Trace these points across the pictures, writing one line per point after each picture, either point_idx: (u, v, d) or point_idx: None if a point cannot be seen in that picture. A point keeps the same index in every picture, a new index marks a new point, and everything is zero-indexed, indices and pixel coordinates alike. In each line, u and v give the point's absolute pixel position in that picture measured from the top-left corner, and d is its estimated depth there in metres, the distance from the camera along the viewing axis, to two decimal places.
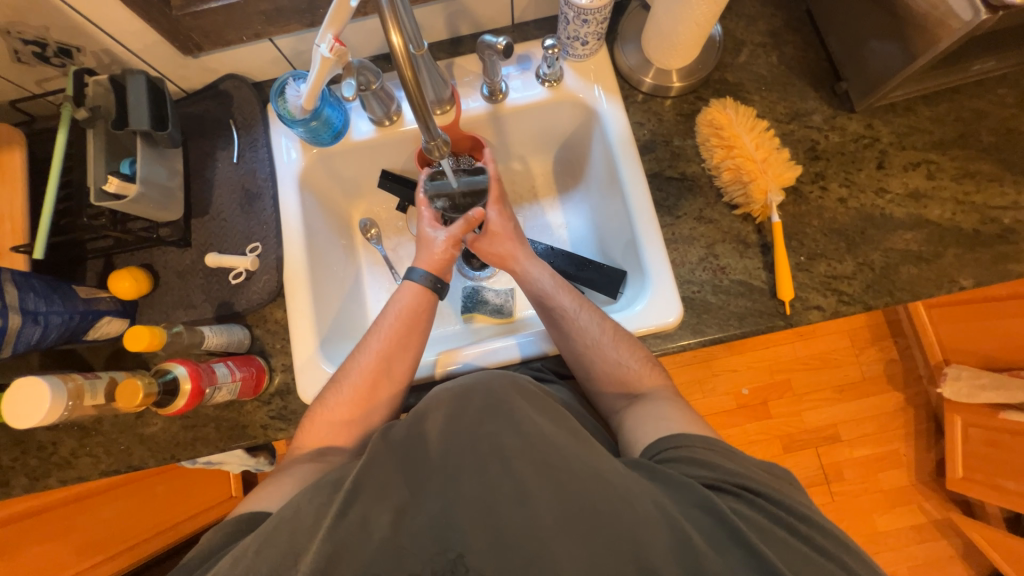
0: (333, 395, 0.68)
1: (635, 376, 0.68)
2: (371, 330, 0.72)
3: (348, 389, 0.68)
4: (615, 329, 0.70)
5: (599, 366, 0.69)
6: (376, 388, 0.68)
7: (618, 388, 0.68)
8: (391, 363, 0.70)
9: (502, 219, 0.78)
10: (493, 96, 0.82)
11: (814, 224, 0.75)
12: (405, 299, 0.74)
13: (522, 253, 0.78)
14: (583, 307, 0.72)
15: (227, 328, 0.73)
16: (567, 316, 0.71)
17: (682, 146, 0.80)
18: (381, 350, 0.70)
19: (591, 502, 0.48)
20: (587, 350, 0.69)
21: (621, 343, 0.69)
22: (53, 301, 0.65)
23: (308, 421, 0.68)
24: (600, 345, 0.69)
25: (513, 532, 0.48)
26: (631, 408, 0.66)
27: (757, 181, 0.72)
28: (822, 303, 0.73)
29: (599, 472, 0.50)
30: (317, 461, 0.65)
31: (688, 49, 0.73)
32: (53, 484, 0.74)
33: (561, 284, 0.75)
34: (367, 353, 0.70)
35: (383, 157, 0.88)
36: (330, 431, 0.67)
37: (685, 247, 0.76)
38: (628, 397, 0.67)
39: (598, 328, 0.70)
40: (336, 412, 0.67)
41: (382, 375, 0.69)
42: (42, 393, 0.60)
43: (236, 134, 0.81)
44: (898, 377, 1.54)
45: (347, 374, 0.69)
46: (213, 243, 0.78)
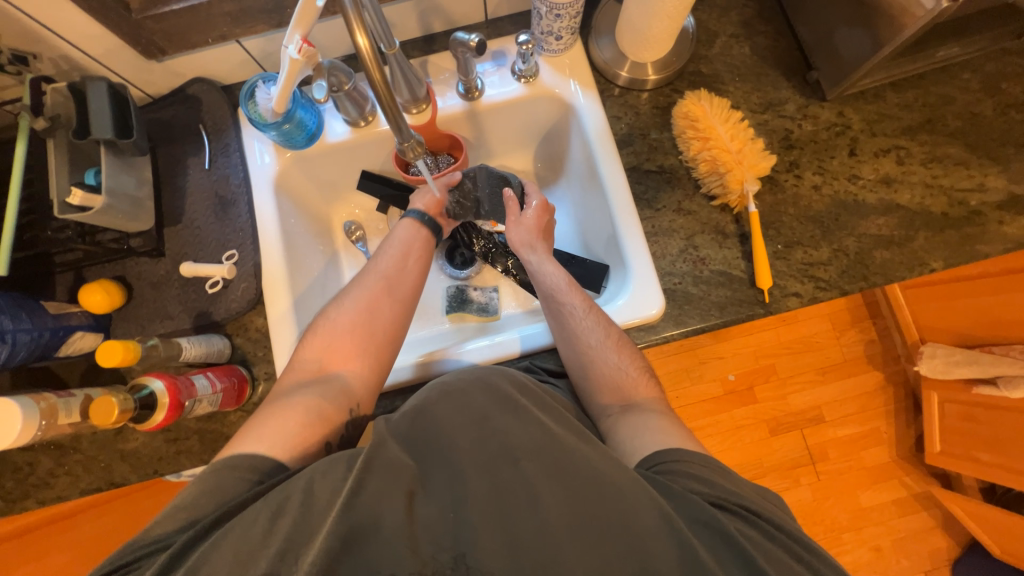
0: (337, 316, 0.68)
1: (631, 384, 0.67)
2: (374, 257, 0.74)
3: (351, 310, 0.68)
4: (619, 338, 0.69)
5: (599, 370, 0.67)
6: (379, 309, 0.68)
7: (613, 394, 0.67)
8: (394, 290, 0.71)
9: (536, 214, 0.78)
10: (470, 94, 0.81)
11: (790, 212, 0.77)
12: (405, 233, 0.76)
13: (542, 246, 0.77)
14: (591, 310, 0.71)
15: (206, 338, 0.72)
16: (574, 316, 0.70)
17: (659, 139, 0.80)
18: (386, 274, 0.71)
19: (602, 508, 0.48)
20: (589, 351, 0.68)
21: (621, 348, 0.69)
22: (21, 319, 0.63)
23: (309, 341, 0.66)
24: (602, 348, 0.68)
25: (524, 531, 0.48)
26: (623, 415, 0.64)
27: (733, 172, 0.73)
28: (800, 290, 0.74)
29: (610, 478, 0.50)
30: (321, 382, 0.62)
31: (661, 41, 0.74)
32: (31, 505, 0.72)
33: (572, 282, 0.74)
34: (372, 279, 0.71)
35: (360, 158, 0.86)
36: (335, 348, 0.65)
37: (665, 240, 0.77)
38: (621, 404, 0.66)
39: (603, 331, 0.69)
40: (338, 328, 0.66)
41: (384, 299, 0.69)
42: (13, 414, 0.58)
43: (207, 139, 0.79)
44: (877, 358, 1.58)
45: (351, 293, 0.70)
46: (187, 252, 0.76)
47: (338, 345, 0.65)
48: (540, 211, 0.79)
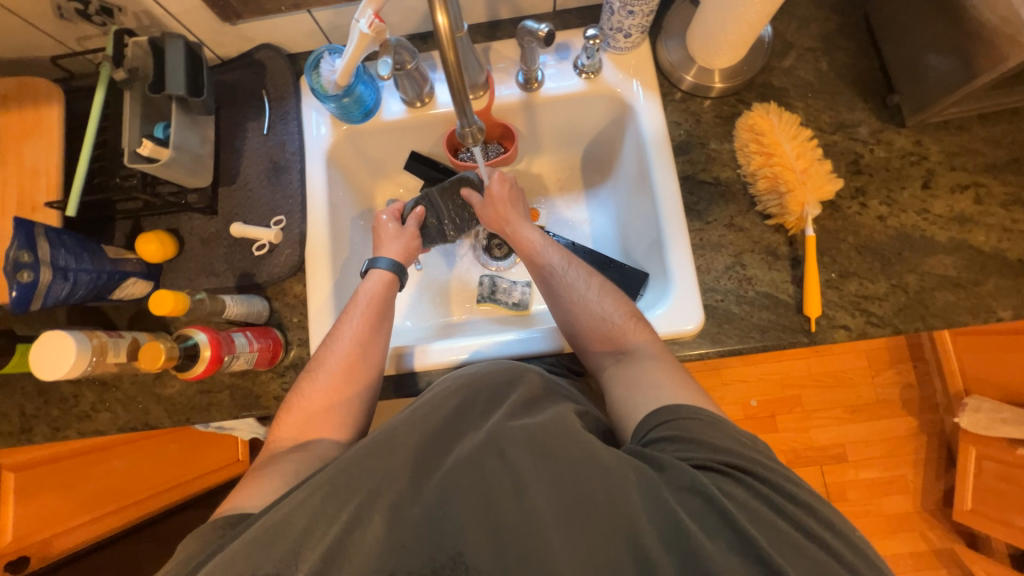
0: (310, 384, 0.67)
1: (622, 332, 0.66)
2: (340, 320, 0.71)
3: (322, 380, 0.66)
4: (602, 285, 0.70)
5: (585, 321, 0.67)
6: (350, 373, 0.67)
7: (605, 345, 0.66)
8: (365, 351, 0.69)
9: (501, 185, 0.78)
10: (529, 84, 0.80)
11: (848, 241, 0.73)
12: (373, 288, 0.73)
13: (513, 215, 0.77)
14: (571, 264, 0.73)
15: (247, 298, 0.74)
16: (556, 274, 0.72)
17: (718, 150, 0.78)
18: (356, 337, 0.69)
19: (590, 497, 0.47)
20: (574, 305, 0.69)
21: (606, 297, 0.68)
22: (84, 259, 0.66)
23: (286, 412, 0.66)
24: (586, 301, 0.68)
25: (511, 524, 0.46)
26: (617, 367, 0.63)
27: (794, 193, 0.69)
28: (850, 323, 0.71)
29: (596, 458, 0.49)
30: (301, 452, 0.62)
31: (735, 48, 0.71)
32: (72, 435, 0.76)
33: (551, 241, 0.76)
34: (343, 341, 0.68)
35: (411, 138, 0.87)
36: (308, 421, 0.64)
37: (712, 254, 0.75)
38: (615, 354, 0.65)
39: (584, 284, 0.70)
40: (312, 402, 0.65)
41: (356, 363, 0.67)
42: (68, 347, 0.61)
43: (268, 105, 0.81)
44: (914, 403, 1.50)
45: (320, 363, 0.68)
46: (239, 214, 0.78)
47: (314, 416, 0.65)
48: (501, 182, 0.78)
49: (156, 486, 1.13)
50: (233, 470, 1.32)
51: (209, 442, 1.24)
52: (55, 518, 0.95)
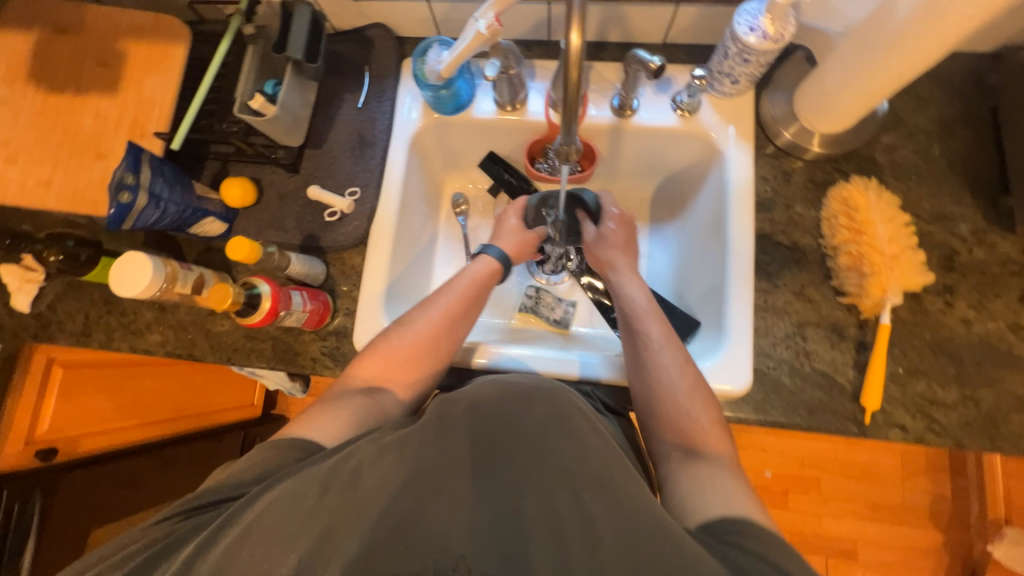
0: (394, 339, 0.67)
1: (700, 434, 0.61)
2: (440, 288, 0.72)
3: (409, 338, 0.67)
4: (696, 379, 0.65)
5: (667, 410, 0.63)
6: (437, 341, 0.68)
7: (678, 438, 0.62)
8: (453, 326, 0.70)
9: (616, 229, 0.79)
10: (622, 110, 0.79)
11: (924, 338, 0.69)
12: (479, 271, 0.74)
13: (624, 263, 0.76)
14: (670, 342, 0.68)
15: (310, 259, 0.76)
16: (649, 344, 0.68)
17: (803, 215, 0.75)
18: (450, 308, 0.70)
19: (659, 573, 0.42)
20: (660, 387, 0.65)
21: (697, 394, 0.64)
22: (175, 190, 0.70)
23: (365, 355, 0.68)
24: (673, 389, 0.64)
25: (578, 571, 0.43)
26: (684, 464, 0.59)
27: (878, 277, 0.66)
28: (907, 423, 0.66)
29: (671, 528, 0.44)
30: (368, 397, 0.64)
31: (845, 116, 0.68)
32: (123, 348, 0.81)
33: (654, 309, 0.72)
34: (433, 318, 0.69)
35: (493, 139, 0.88)
36: (385, 370, 0.66)
37: (774, 319, 0.72)
38: (685, 451, 0.61)
39: (678, 370, 0.65)
40: (394, 355, 0.67)
41: (443, 334, 0.68)
42: (145, 269, 0.65)
43: (368, 81, 0.84)
44: (944, 519, 1.40)
45: (412, 322, 0.69)
46: (318, 177, 0.81)
47: (393, 366, 0.66)
48: (619, 225, 0.79)
49: (175, 410, 1.17)
50: (245, 413, 1.37)
51: (230, 381, 1.30)
52: (89, 419, 1.01)
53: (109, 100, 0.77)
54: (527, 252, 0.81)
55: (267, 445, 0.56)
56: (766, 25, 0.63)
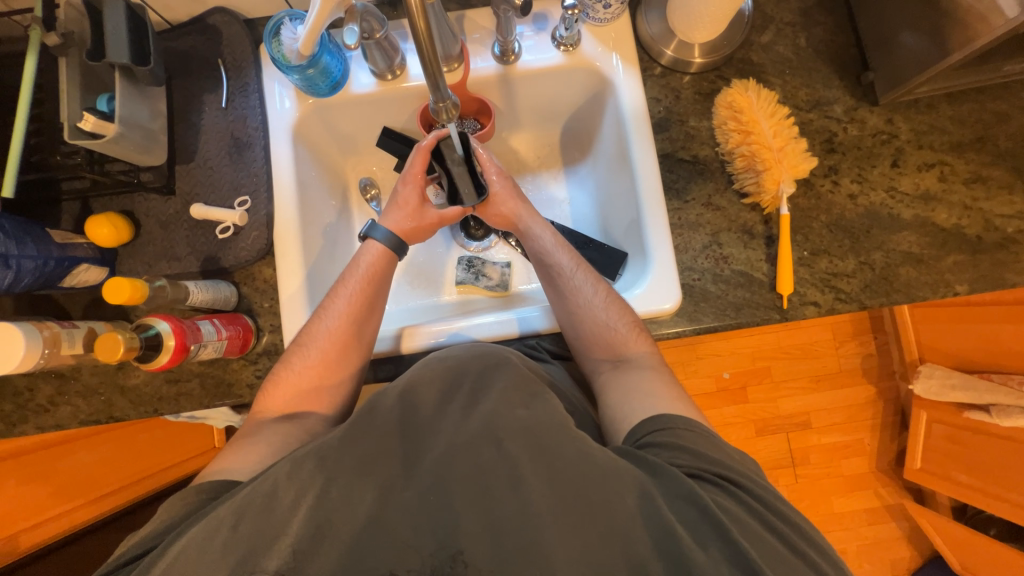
0: (302, 360, 0.66)
1: (623, 340, 0.67)
2: (332, 295, 0.69)
3: (314, 354, 0.65)
4: (608, 292, 0.70)
5: (590, 328, 0.68)
6: (345, 352, 0.66)
7: (604, 352, 0.67)
8: (357, 330, 0.68)
9: (501, 180, 0.76)
10: (505, 57, 0.76)
11: (820, 219, 0.74)
12: (371, 262, 0.71)
13: (525, 207, 0.76)
14: (579, 267, 0.72)
15: (213, 284, 0.70)
16: (563, 275, 0.71)
17: (697, 127, 0.77)
18: (346, 316, 0.67)
19: (583, 491, 0.47)
20: (579, 310, 0.69)
21: (611, 305, 0.68)
22: (26, 244, 0.61)
23: (274, 383, 0.65)
24: (592, 306, 0.69)
25: (507, 518, 0.46)
26: (614, 372, 0.66)
27: (771, 171, 0.70)
28: (819, 299, 0.73)
29: (593, 459, 0.49)
30: (289, 423, 0.63)
31: (716, 22, 0.69)
32: (30, 430, 0.72)
33: (560, 241, 0.75)
34: (339, 328, 0.66)
35: (384, 113, 0.83)
36: (297, 396, 0.64)
37: (690, 233, 0.75)
38: (614, 361, 0.67)
39: (592, 288, 0.70)
40: (301, 378, 0.65)
41: (350, 342, 0.67)
42: (16, 339, 0.57)
43: (225, 76, 0.76)
44: (873, 373, 1.59)
45: (311, 339, 0.66)
46: (199, 193, 0.74)
47: (307, 390, 0.65)
48: (504, 178, 0.77)
49: (124, 479, 1.08)
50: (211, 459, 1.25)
51: (186, 431, 1.18)
52: (23, 510, 0.95)
53: None
54: (423, 233, 0.76)
55: (179, 496, 0.54)
56: None
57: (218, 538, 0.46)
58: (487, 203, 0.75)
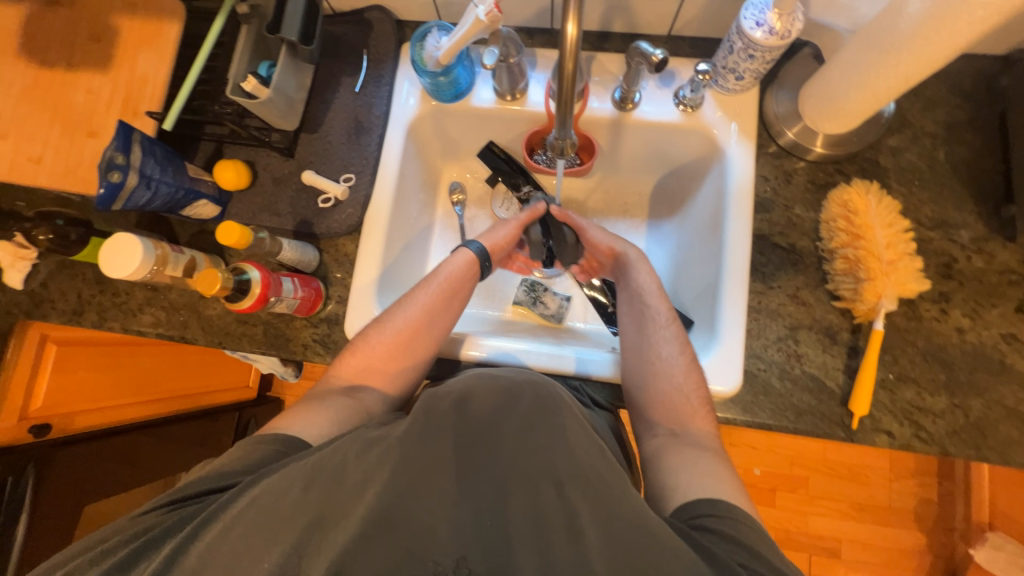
0: (378, 336, 0.69)
1: (689, 411, 0.64)
2: (422, 284, 0.72)
3: (391, 332, 0.68)
4: (690, 359, 0.68)
5: (661, 387, 0.66)
6: (416, 337, 0.69)
7: (665, 418, 0.65)
8: (432, 321, 0.70)
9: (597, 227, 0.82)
10: (623, 103, 0.77)
11: (917, 345, 0.68)
12: (455, 266, 0.74)
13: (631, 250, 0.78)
14: (672, 322, 0.71)
15: (303, 246, 0.76)
16: (654, 322, 0.71)
17: (801, 217, 0.74)
18: (428, 306, 0.70)
19: (636, 556, 0.44)
20: (657, 362, 0.68)
21: (690, 373, 0.66)
22: (167, 171, 0.69)
23: (351, 348, 0.69)
24: (671, 365, 0.67)
25: (559, 563, 0.44)
26: (671, 442, 0.63)
27: (874, 282, 0.65)
28: (895, 430, 0.66)
29: (648, 526, 0.45)
30: (350, 397, 0.66)
31: (851, 117, 0.67)
32: (115, 328, 0.81)
33: (659, 290, 0.74)
34: (423, 318, 0.70)
35: (492, 129, 0.86)
36: (366, 369, 0.68)
37: (767, 321, 0.71)
38: (671, 429, 0.64)
39: (677, 347, 0.69)
40: (373, 353, 0.68)
41: (421, 331, 0.69)
42: (135, 251, 0.65)
43: (365, 65, 0.83)
44: (927, 521, 1.41)
45: (392, 318, 0.69)
46: (313, 162, 0.80)
47: (374, 364, 0.68)
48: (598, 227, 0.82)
49: (167, 390, 1.18)
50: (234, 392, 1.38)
51: (224, 363, 1.33)
52: (84, 396, 1.01)
53: (100, 76, 0.73)
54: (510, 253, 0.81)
55: (251, 440, 0.58)
56: (772, 21, 0.61)
57: (265, 489, 0.48)
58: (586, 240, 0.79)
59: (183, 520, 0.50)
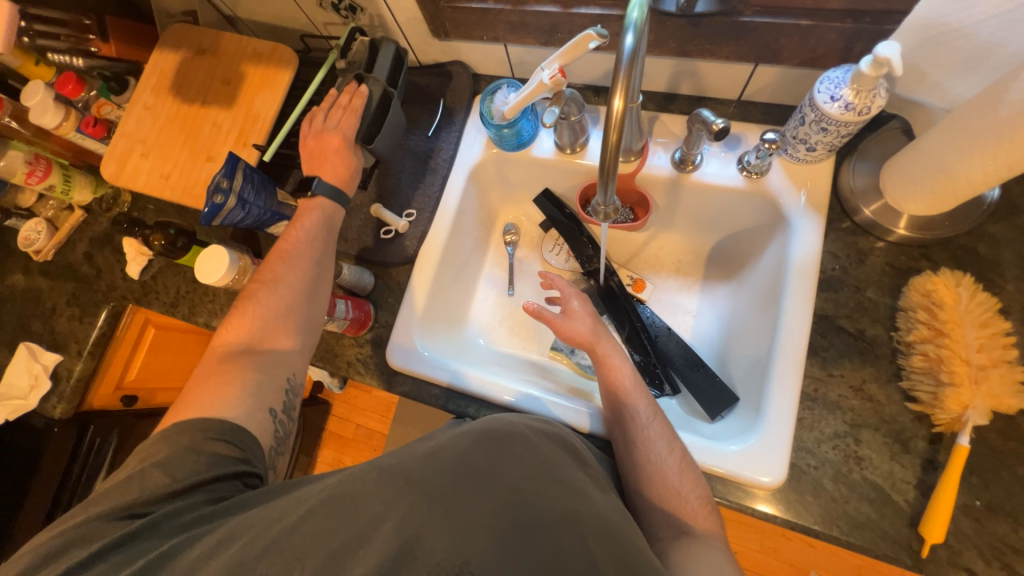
0: (267, 292, 0.70)
1: (689, 513, 0.60)
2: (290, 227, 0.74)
3: (283, 287, 0.70)
4: (682, 455, 0.63)
5: (656, 489, 0.61)
6: (312, 287, 0.71)
7: (666, 516, 0.60)
8: (321, 270, 0.73)
9: (581, 303, 0.76)
10: (682, 164, 0.76)
11: (1014, 471, 0.58)
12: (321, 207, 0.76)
13: (608, 336, 0.73)
14: (655, 418, 0.65)
15: (360, 271, 0.83)
16: (636, 423, 0.65)
17: (874, 301, 0.67)
18: (313, 253, 0.72)
19: None
20: (647, 464, 0.62)
21: (685, 473, 0.62)
22: (259, 196, 0.80)
23: (238, 318, 0.68)
24: (663, 467, 0.62)
25: None
26: (676, 544, 0.58)
27: (958, 391, 0.56)
28: (977, 568, 0.56)
29: None
30: (250, 355, 0.66)
31: (940, 200, 0.60)
32: (198, 322, 0.92)
33: (639, 382, 0.69)
34: (304, 253, 0.72)
35: (550, 177, 0.89)
36: (262, 330, 0.68)
37: (823, 413, 0.64)
38: (674, 530, 0.59)
39: (666, 446, 0.63)
40: (267, 309, 0.68)
41: (310, 279, 0.71)
42: (222, 262, 0.74)
43: (440, 113, 0.90)
44: None
45: (285, 278, 0.70)
46: (381, 196, 0.88)
47: (269, 323, 0.68)
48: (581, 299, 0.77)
49: None
50: None
51: None
52: (168, 374, 1.21)
53: (224, 112, 0.86)
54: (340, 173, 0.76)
55: (192, 442, 0.56)
56: (847, 95, 0.58)
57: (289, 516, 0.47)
58: (565, 320, 0.74)
59: (181, 527, 0.51)
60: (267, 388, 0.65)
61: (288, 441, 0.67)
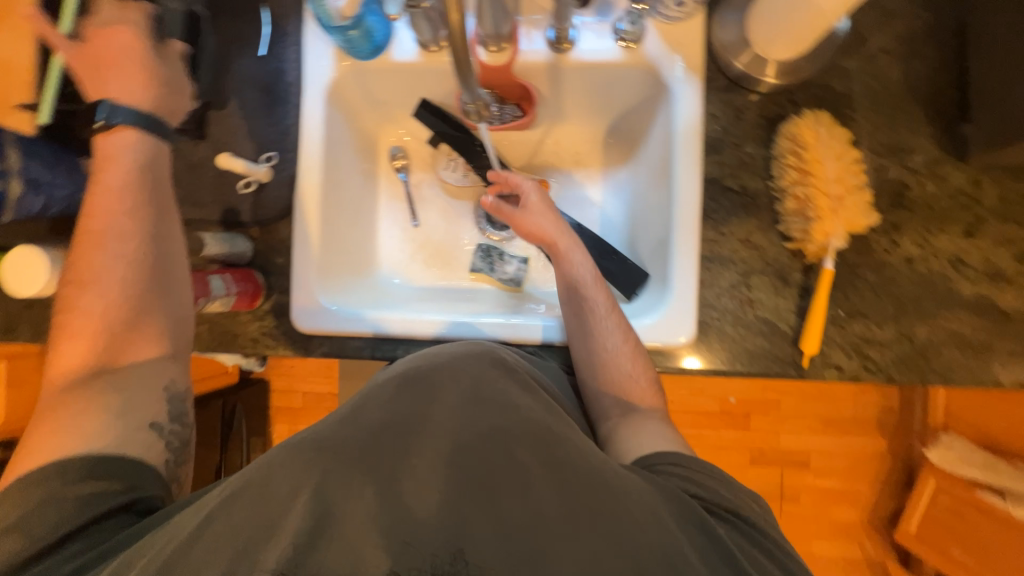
0: (91, 290, 0.58)
1: (638, 393, 0.66)
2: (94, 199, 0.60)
3: (115, 280, 0.58)
4: (631, 340, 0.67)
5: (610, 375, 0.67)
6: (151, 272, 0.60)
7: (615, 397, 0.67)
8: (154, 245, 0.61)
9: (539, 198, 0.75)
10: (559, 44, 0.71)
11: (866, 280, 0.68)
12: (123, 148, 0.61)
13: (569, 234, 0.73)
14: (613, 309, 0.68)
15: (231, 238, 0.72)
16: (596, 314, 0.68)
17: (752, 155, 0.70)
18: (133, 226, 0.60)
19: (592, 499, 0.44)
20: (603, 354, 0.67)
21: (635, 359, 0.67)
22: (58, 174, 0.66)
23: (68, 334, 0.57)
24: (617, 354, 0.67)
25: (516, 519, 0.43)
26: (624, 421, 0.65)
27: (822, 221, 0.63)
28: (843, 364, 0.68)
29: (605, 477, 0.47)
30: (103, 375, 0.56)
31: (799, 38, 0.61)
32: None
33: (599, 278, 0.71)
34: (123, 228, 0.60)
35: (424, 85, 0.79)
36: (107, 340, 0.57)
37: (719, 269, 0.70)
38: (621, 408, 0.67)
39: (621, 336, 0.67)
40: (102, 312, 0.58)
41: (144, 260, 0.60)
42: (41, 266, 0.60)
43: (270, 28, 0.75)
44: (889, 429, 1.41)
45: (110, 268, 0.58)
46: (228, 143, 0.74)
47: (113, 331, 0.58)
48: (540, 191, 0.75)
49: None
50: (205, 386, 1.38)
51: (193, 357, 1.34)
52: None
53: None
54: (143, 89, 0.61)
55: (57, 489, 0.49)
56: None
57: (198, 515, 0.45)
58: (526, 215, 0.72)
59: None
60: (137, 404, 0.56)
61: (188, 449, 0.60)
